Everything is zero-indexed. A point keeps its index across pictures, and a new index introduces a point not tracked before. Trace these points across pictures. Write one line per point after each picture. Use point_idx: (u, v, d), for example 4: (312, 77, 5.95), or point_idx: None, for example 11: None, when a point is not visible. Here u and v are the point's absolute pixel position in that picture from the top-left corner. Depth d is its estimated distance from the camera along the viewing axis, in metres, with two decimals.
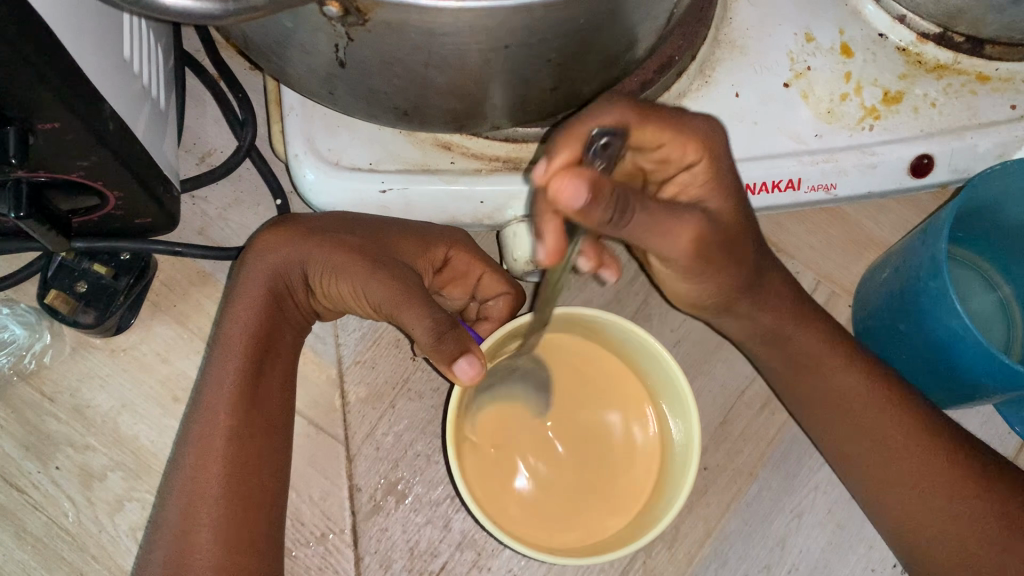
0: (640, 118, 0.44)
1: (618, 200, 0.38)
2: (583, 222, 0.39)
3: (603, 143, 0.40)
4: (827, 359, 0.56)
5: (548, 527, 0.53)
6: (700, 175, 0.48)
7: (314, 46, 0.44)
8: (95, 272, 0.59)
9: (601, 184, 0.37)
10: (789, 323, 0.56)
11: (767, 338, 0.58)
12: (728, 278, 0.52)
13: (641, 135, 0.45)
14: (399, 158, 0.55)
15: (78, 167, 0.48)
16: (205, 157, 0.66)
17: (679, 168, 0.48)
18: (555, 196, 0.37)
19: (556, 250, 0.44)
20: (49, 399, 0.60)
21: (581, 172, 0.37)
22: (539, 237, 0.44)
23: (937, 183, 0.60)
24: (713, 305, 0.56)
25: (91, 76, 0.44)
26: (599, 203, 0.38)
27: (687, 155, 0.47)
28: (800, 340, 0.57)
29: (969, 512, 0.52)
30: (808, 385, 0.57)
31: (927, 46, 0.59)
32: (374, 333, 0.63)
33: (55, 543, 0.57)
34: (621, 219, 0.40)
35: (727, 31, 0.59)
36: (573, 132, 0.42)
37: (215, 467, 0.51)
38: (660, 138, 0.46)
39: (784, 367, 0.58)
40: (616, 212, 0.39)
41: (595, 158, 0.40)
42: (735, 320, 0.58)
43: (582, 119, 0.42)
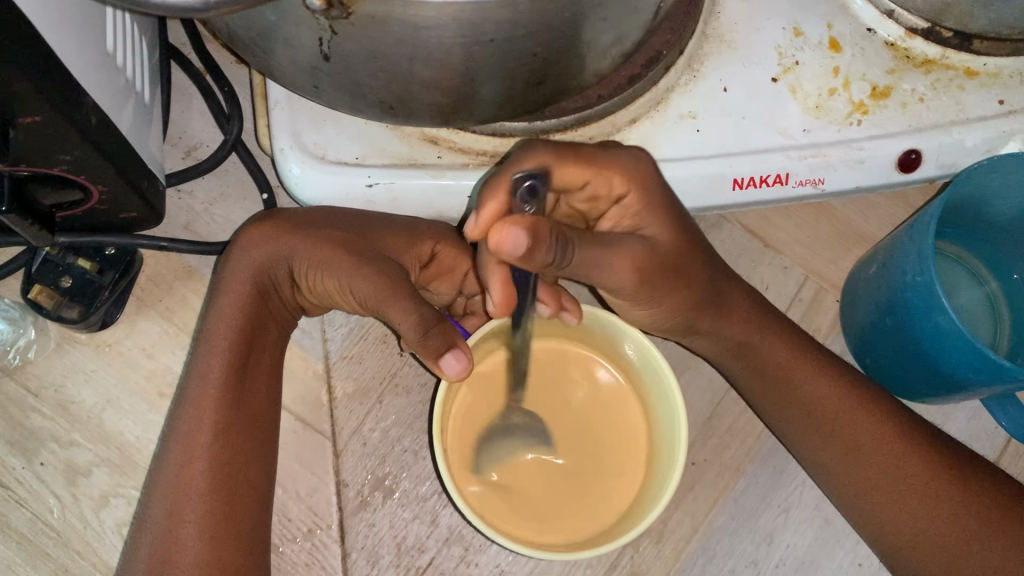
0: (560, 158, 0.44)
1: (558, 242, 0.40)
2: (527, 267, 0.40)
3: (529, 187, 0.41)
4: (802, 360, 0.56)
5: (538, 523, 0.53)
6: (632, 207, 0.48)
7: (299, 39, 0.43)
8: (80, 267, 0.59)
9: (538, 227, 0.39)
10: (761, 331, 0.56)
11: (734, 352, 0.57)
12: (674, 301, 0.52)
13: (563, 174, 0.45)
14: (386, 153, 0.55)
15: (61, 161, 0.47)
16: (191, 151, 0.66)
17: (611, 202, 0.48)
18: (498, 247, 0.39)
19: (505, 300, 0.49)
20: (34, 395, 0.60)
21: (517, 221, 0.38)
22: (490, 292, 0.49)
23: (925, 178, 0.60)
24: (670, 329, 0.56)
25: (73, 70, 0.44)
26: (540, 245, 0.39)
27: (614, 189, 0.47)
28: (766, 352, 0.56)
29: (954, 509, 0.52)
30: (778, 400, 0.57)
31: (915, 40, 0.59)
32: (362, 328, 0.63)
33: (39, 539, 0.57)
34: (565, 258, 0.41)
35: (716, 24, 0.59)
36: (496, 184, 0.42)
37: (200, 463, 0.51)
38: (583, 178, 0.46)
39: (752, 381, 0.58)
40: (557, 254, 0.40)
41: (524, 203, 0.41)
42: (701, 338, 0.57)
43: (505, 172, 0.43)
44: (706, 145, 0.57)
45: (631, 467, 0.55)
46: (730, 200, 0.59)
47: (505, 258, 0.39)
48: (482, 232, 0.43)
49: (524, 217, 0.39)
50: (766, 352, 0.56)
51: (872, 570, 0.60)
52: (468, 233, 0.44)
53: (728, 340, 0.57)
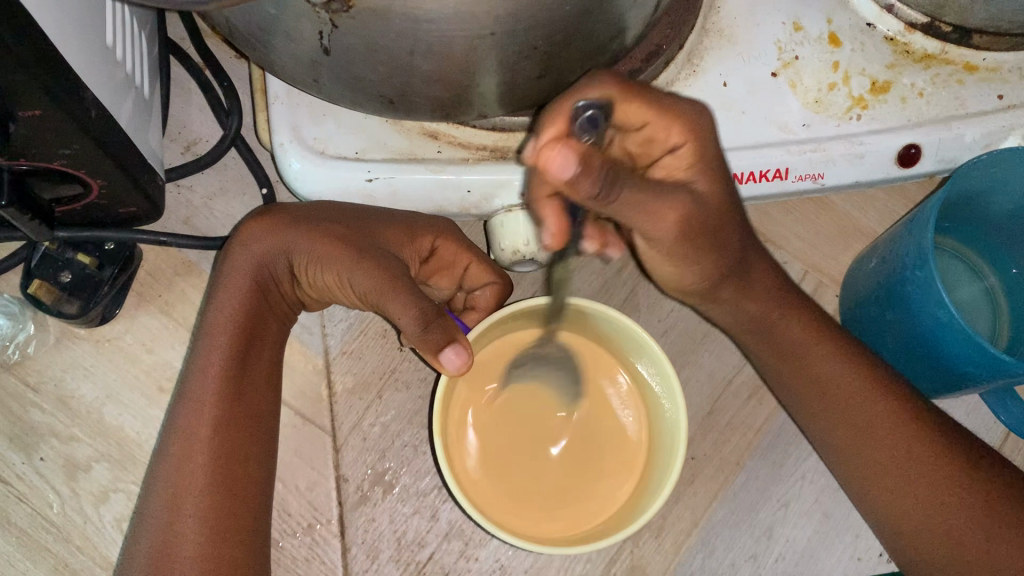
0: (626, 94, 0.44)
1: (608, 174, 0.38)
2: (571, 196, 0.39)
3: (590, 116, 0.41)
4: (817, 344, 0.55)
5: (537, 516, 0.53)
6: (686, 157, 0.47)
7: (299, 32, 0.43)
8: (80, 262, 0.59)
9: (591, 159, 0.38)
10: (777, 310, 0.56)
11: (754, 327, 0.57)
12: (709, 262, 0.51)
13: (624, 113, 0.45)
14: (387, 148, 0.55)
15: (61, 155, 0.47)
16: (190, 146, 0.65)
17: (663, 150, 0.47)
18: (548, 167, 0.38)
19: (559, 232, 0.47)
20: (33, 390, 0.60)
21: (572, 144, 0.37)
22: (543, 224, 0.47)
23: (924, 173, 0.60)
24: (697, 292, 0.55)
25: (72, 62, 0.43)
26: (590, 175, 0.38)
27: (671, 137, 0.46)
28: (785, 326, 0.56)
29: (956, 500, 0.51)
30: (796, 375, 0.57)
31: (914, 35, 0.59)
32: (361, 323, 0.63)
33: (39, 534, 0.57)
34: (611, 194, 0.40)
35: (716, 19, 0.59)
36: (558, 111, 0.42)
37: (200, 457, 0.51)
38: (642, 119, 0.45)
39: (773, 354, 0.58)
40: (604, 187, 0.39)
41: (584, 133, 0.42)
42: (719, 308, 0.57)
43: (566, 100, 0.43)
44: None
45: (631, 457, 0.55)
46: (730, 195, 0.59)
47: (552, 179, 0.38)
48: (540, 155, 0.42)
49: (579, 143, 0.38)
50: (782, 330, 0.56)
51: (872, 564, 0.60)
52: (528, 158, 0.42)
53: (745, 316, 0.56)
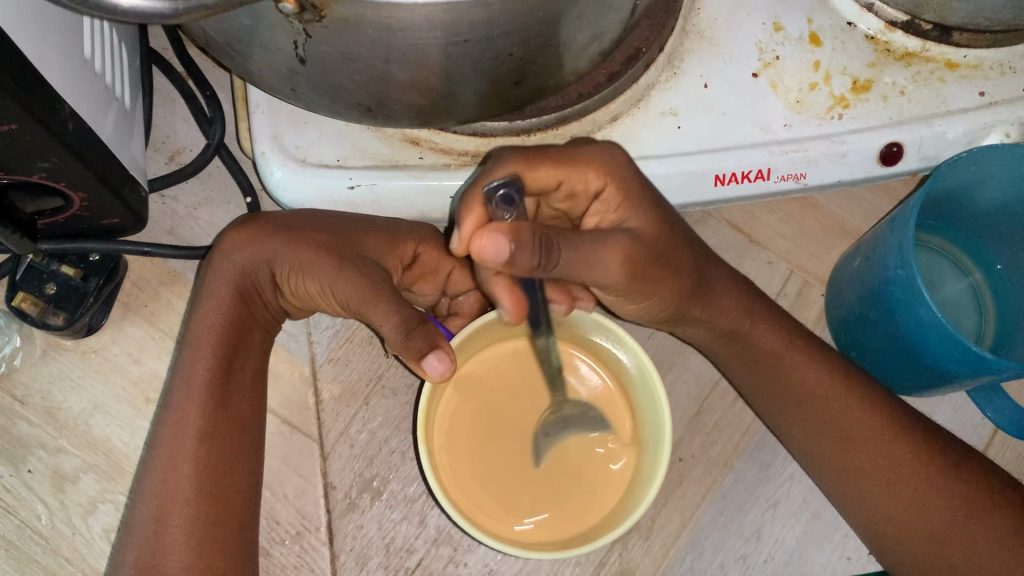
0: (529, 164, 0.47)
1: (541, 243, 0.42)
2: (515, 272, 0.43)
3: (504, 195, 0.44)
4: (788, 352, 0.56)
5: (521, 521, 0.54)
6: (613, 198, 0.49)
7: (275, 43, 0.43)
8: (65, 274, 0.59)
9: (519, 233, 0.41)
10: (745, 321, 0.56)
11: (725, 340, 0.57)
12: (666, 292, 0.51)
13: (536, 178, 0.47)
14: (368, 154, 0.55)
15: (41, 168, 0.47)
16: (175, 155, 0.65)
17: (589, 199, 0.50)
18: (483, 254, 0.42)
19: (516, 306, 0.52)
20: (20, 402, 0.60)
21: (496, 228, 0.41)
22: (499, 301, 0.52)
23: (907, 171, 0.60)
24: (664, 317, 0.55)
25: (48, 76, 0.43)
26: (525, 248, 0.41)
27: (590, 183, 0.48)
28: (758, 337, 0.56)
29: (941, 498, 0.52)
30: (767, 383, 0.56)
31: (895, 33, 0.59)
32: (347, 330, 0.63)
33: (28, 546, 0.57)
34: (551, 262, 0.43)
35: (696, 21, 0.59)
36: (473, 197, 0.46)
37: (186, 467, 0.51)
38: (556, 177, 0.48)
39: (744, 367, 0.57)
40: (543, 256, 0.42)
41: (502, 211, 0.44)
42: (691, 326, 0.57)
43: (479, 185, 0.47)
44: (688, 142, 0.57)
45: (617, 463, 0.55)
46: (713, 196, 0.59)
47: (492, 265, 0.42)
48: (467, 247, 0.47)
49: (506, 224, 0.42)
50: (756, 339, 0.56)
51: (861, 563, 0.60)
52: (457, 250, 0.47)
53: (716, 331, 0.56)
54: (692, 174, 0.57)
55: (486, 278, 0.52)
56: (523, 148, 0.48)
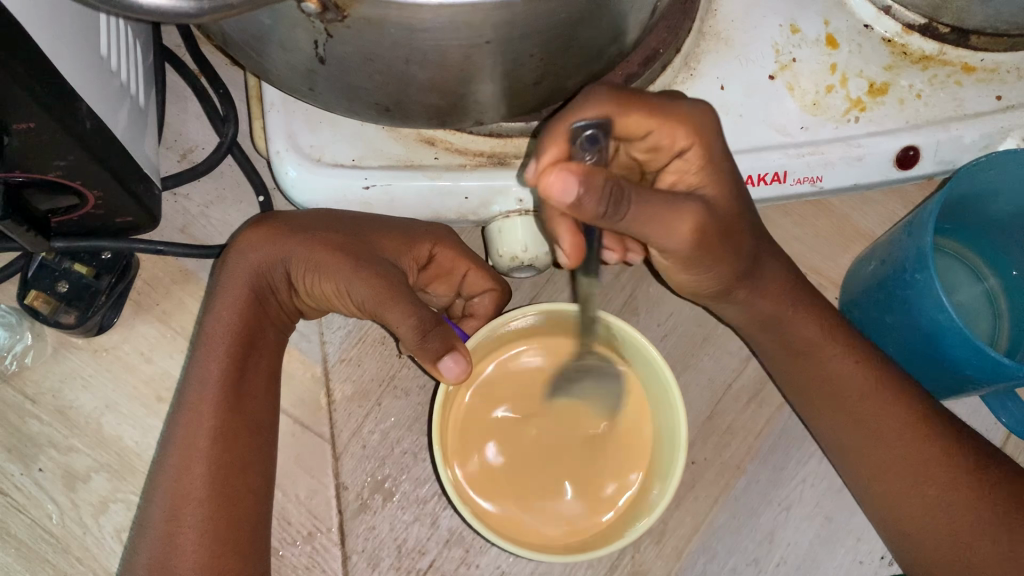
0: (626, 108, 0.44)
1: (613, 192, 0.39)
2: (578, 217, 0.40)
3: (590, 135, 0.42)
4: (826, 343, 0.55)
5: (532, 518, 0.53)
6: (694, 161, 0.47)
7: (294, 42, 0.43)
8: (77, 271, 0.59)
9: (593, 177, 0.38)
10: (787, 308, 0.55)
11: (765, 324, 0.57)
12: (721, 269, 0.51)
13: (628, 124, 0.45)
14: (383, 155, 0.55)
15: (56, 166, 0.47)
16: (187, 153, 0.65)
17: (671, 155, 0.48)
18: (548, 192, 0.38)
19: (574, 249, 0.48)
20: (31, 401, 0.59)
21: (569, 167, 0.38)
22: (558, 242, 0.48)
23: (923, 175, 0.60)
24: (712, 293, 0.55)
25: (67, 76, 0.43)
26: (594, 194, 0.38)
27: (678, 142, 0.46)
28: (796, 325, 0.56)
29: (957, 502, 0.52)
30: (805, 374, 0.56)
31: (912, 36, 0.59)
32: (360, 330, 0.63)
33: (39, 546, 0.57)
34: (617, 212, 0.40)
35: (713, 22, 0.59)
36: (556, 133, 0.43)
37: (198, 467, 0.50)
38: (647, 128, 0.46)
39: (781, 354, 0.57)
40: (610, 206, 0.39)
41: (585, 151, 0.42)
42: (731, 306, 0.57)
43: (566, 116, 0.43)
44: None
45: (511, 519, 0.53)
46: None
47: (558, 206, 0.39)
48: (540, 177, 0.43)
49: (577, 164, 0.38)
50: (794, 329, 0.56)
51: (873, 567, 0.60)
52: (528, 178, 0.44)
53: (758, 315, 0.56)
54: None
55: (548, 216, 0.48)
56: (618, 87, 0.45)
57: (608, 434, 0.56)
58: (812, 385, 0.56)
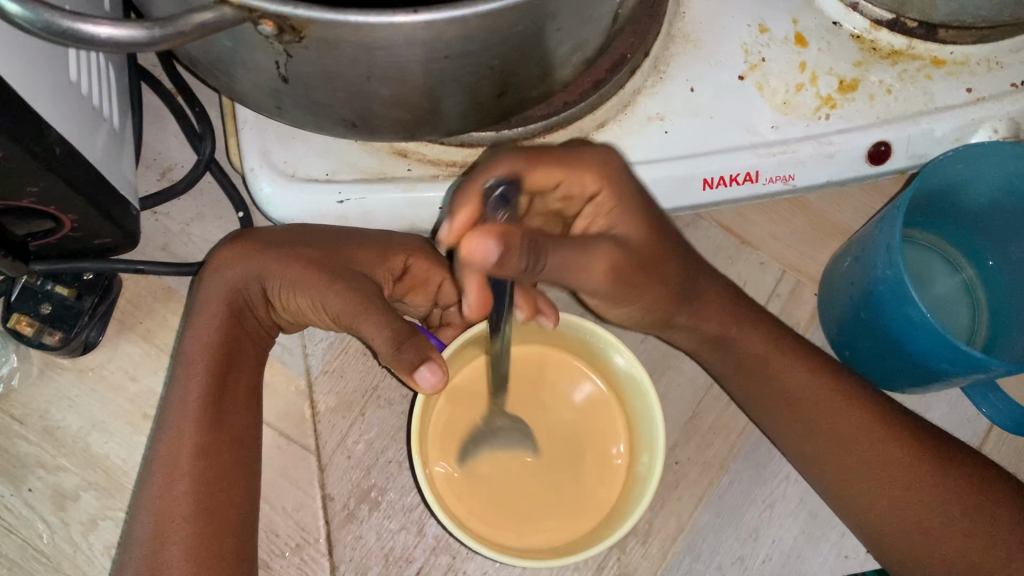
0: (530, 164, 0.45)
1: (529, 248, 0.40)
2: (502, 276, 0.40)
3: (500, 194, 0.43)
4: (779, 353, 0.56)
5: (500, 526, 0.54)
6: (605, 204, 0.48)
7: (256, 63, 0.44)
8: (59, 293, 0.59)
9: (510, 237, 0.39)
10: (732, 326, 0.56)
11: (711, 345, 0.57)
12: (653, 296, 0.52)
13: (535, 179, 0.46)
14: (356, 168, 0.55)
15: (30, 193, 0.48)
16: (166, 172, 0.66)
17: (583, 202, 0.49)
18: (470, 259, 0.39)
19: (480, 301, 0.47)
20: (19, 422, 0.60)
21: (488, 229, 0.38)
22: (465, 294, 0.47)
23: (896, 170, 0.60)
24: (650, 323, 0.56)
25: (35, 105, 0.44)
26: (512, 251, 0.39)
27: (586, 186, 0.47)
28: (742, 341, 0.56)
29: (936, 495, 0.52)
30: (757, 387, 0.57)
31: (881, 32, 0.59)
32: (341, 342, 0.63)
33: (30, 565, 0.58)
34: (537, 265, 0.41)
35: (681, 25, 0.59)
36: (467, 195, 0.43)
37: (182, 484, 0.51)
38: (554, 180, 0.47)
39: (733, 374, 0.58)
40: (530, 261, 0.40)
41: (496, 211, 0.43)
42: (678, 332, 0.58)
43: (476, 180, 0.44)
44: (674, 147, 0.57)
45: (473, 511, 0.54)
46: (701, 199, 0.59)
47: (479, 270, 0.39)
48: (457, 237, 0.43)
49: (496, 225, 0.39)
50: (744, 343, 0.56)
51: (859, 561, 0.61)
52: (444, 241, 0.44)
53: (704, 335, 0.57)
54: (679, 178, 0.57)
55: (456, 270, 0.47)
56: (528, 148, 0.46)
57: (588, 466, 0.56)
58: (765, 399, 0.57)
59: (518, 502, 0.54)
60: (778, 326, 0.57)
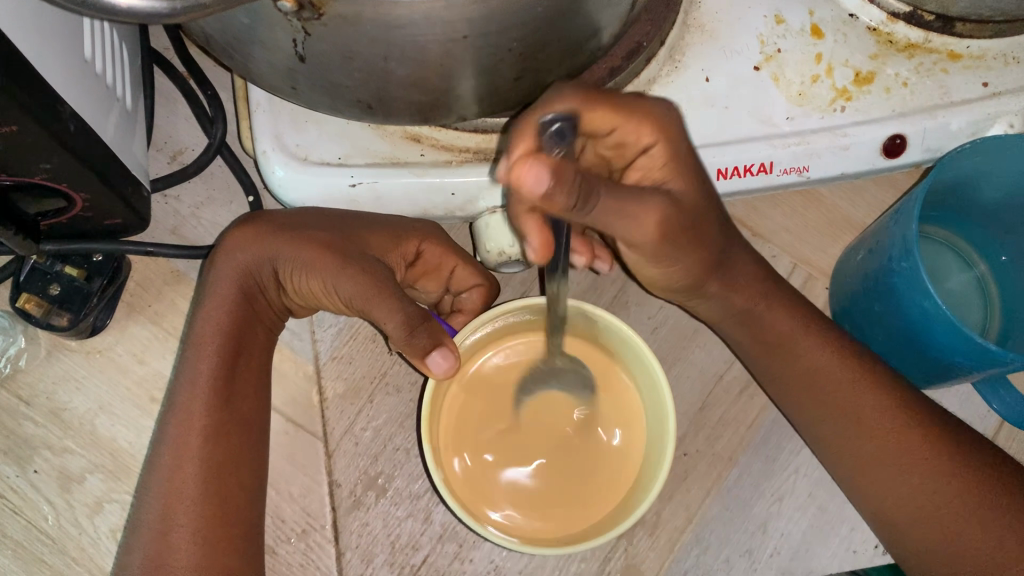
0: (590, 104, 0.44)
1: (580, 185, 0.39)
2: (548, 208, 0.39)
3: (557, 129, 0.41)
4: (797, 334, 0.57)
5: (511, 508, 0.53)
6: (660, 157, 0.48)
7: (273, 41, 0.43)
8: (68, 275, 0.59)
9: (563, 169, 0.38)
10: (760, 301, 0.57)
11: (741, 318, 0.58)
12: (689, 264, 0.53)
13: (594, 118, 0.45)
14: (370, 152, 0.55)
15: (41, 169, 0.47)
16: (177, 155, 0.66)
17: (637, 151, 0.49)
18: (521, 185, 0.38)
19: (545, 245, 0.47)
20: (26, 403, 0.60)
21: (542, 160, 0.38)
22: (527, 237, 0.47)
23: (912, 163, 0.60)
24: (684, 289, 0.57)
25: (49, 80, 0.44)
26: (563, 188, 0.38)
27: (642, 138, 0.47)
28: (770, 318, 0.57)
29: (948, 489, 0.52)
30: (779, 365, 0.58)
31: (897, 24, 0.59)
32: (350, 328, 0.63)
33: (35, 546, 0.57)
34: (586, 205, 0.40)
35: (697, 15, 0.59)
36: (525, 127, 0.42)
37: (190, 467, 0.51)
38: (610, 126, 0.46)
39: (756, 347, 0.59)
40: (579, 198, 0.40)
41: (552, 146, 0.41)
42: (706, 303, 0.58)
43: (534, 113, 0.43)
44: (689, 137, 0.57)
45: (484, 490, 0.54)
46: (715, 189, 0.59)
47: (526, 196, 0.39)
48: (510, 172, 0.42)
49: (549, 157, 0.38)
50: (770, 319, 0.57)
51: (868, 556, 0.60)
52: (501, 175, 0.42)
53: (733, 309, 0.58)
54: (692, 168, 0.57)
55: (516, 210, 0.46)
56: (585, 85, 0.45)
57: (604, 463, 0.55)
58: (786, 376, 0.57)
59: (530, 486, 0.54)
60: (786, 294, 0.58)
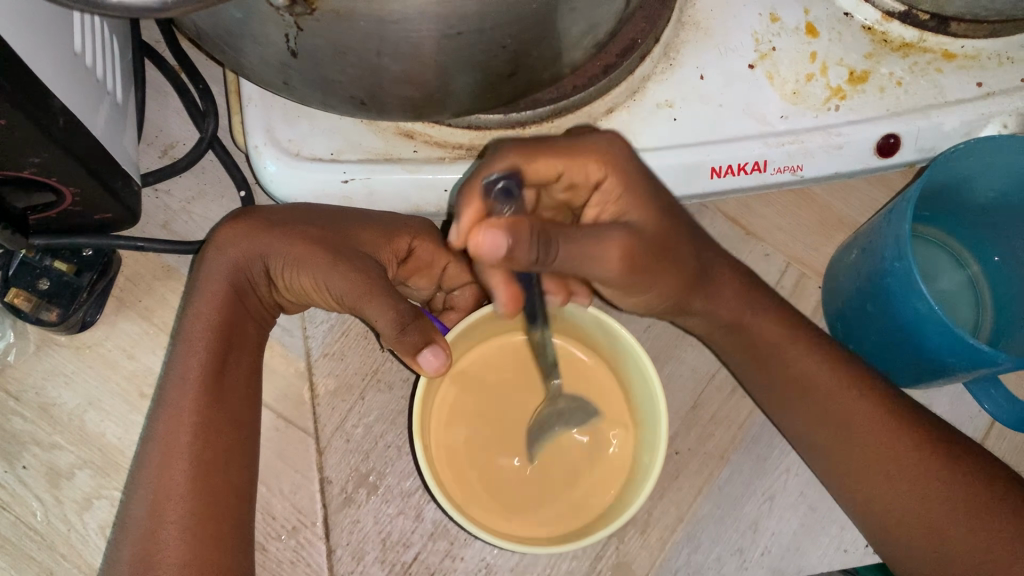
0: (529, 157, 0.46)
1: (541, 240, 0.40)
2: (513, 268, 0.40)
3: (502, 188, 0.43)
4: (792, 342, 0.56)
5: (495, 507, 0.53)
6: (612, 190, 0.48)
7: (265, 35, 0.43)
8: (57, 269, 0.59)
9: (518, 227, 0.39)
10: (747, 315, 0.56)
11: (728, 329, 0.57)
12: (664, 287, 0.51)
13: (535, 170, 0.46)
14: (361, 148, 0.55)
15: (31, 163, 0.47)
16: (168, 149, 0.65)
17: (590, 190, 0.49)
18: (478, 252, 0.39)
19: (511, 297, 0.49)
20: (14, 398, 0.59)
21: (496, 222, 0.39)
22: (495, 295, 0.49)
23: (905, 163, 0.60)
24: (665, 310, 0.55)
25: (39, 73, 0.43)
26: (521, 243, 0.39)
27: (589, 174, 0.47)
28: (759, 327, 0.56)
29: (938, 493, 0.52)
30: (772, 372, 0.57)
31: (892, 23, 0.59)
32: (343, 324, 0.63)
33: (23, 542, 0.57)
34: (549, 255, 0.41)
35: (692, 12, 0.58)
36: (471, 193, 0.44)
37: (179, 464, 0.51)
38: (558, 168, 0.47)
39: (744, 358, 0.58)
40: (541, 253, 0.40)
41: (501, 204, 0.43)
42: (693, 318, 0.57)
43: (477, 178, 0.45)
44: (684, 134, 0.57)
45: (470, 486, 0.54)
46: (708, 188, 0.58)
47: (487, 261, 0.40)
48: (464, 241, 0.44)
49: (504, 218, 0.39)
50: (761, 330, 0.56)
51: (858, 555, 0.60)
52: (450, 242, 0.45)
53: (720, 323, 0.57)
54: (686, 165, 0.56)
55: (482, 273, 0.48)
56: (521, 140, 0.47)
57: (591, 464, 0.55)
58: (778, 382, 0.57)
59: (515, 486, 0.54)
60: (773, 300, 0.57)
